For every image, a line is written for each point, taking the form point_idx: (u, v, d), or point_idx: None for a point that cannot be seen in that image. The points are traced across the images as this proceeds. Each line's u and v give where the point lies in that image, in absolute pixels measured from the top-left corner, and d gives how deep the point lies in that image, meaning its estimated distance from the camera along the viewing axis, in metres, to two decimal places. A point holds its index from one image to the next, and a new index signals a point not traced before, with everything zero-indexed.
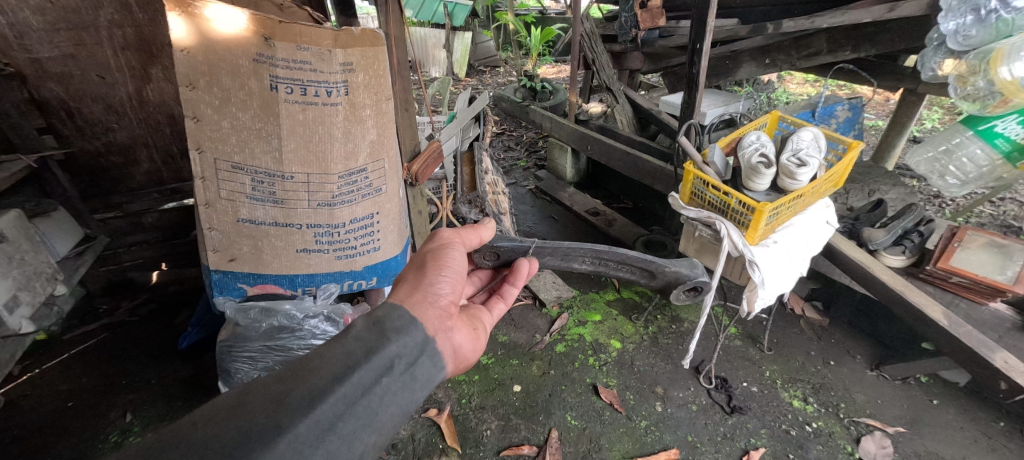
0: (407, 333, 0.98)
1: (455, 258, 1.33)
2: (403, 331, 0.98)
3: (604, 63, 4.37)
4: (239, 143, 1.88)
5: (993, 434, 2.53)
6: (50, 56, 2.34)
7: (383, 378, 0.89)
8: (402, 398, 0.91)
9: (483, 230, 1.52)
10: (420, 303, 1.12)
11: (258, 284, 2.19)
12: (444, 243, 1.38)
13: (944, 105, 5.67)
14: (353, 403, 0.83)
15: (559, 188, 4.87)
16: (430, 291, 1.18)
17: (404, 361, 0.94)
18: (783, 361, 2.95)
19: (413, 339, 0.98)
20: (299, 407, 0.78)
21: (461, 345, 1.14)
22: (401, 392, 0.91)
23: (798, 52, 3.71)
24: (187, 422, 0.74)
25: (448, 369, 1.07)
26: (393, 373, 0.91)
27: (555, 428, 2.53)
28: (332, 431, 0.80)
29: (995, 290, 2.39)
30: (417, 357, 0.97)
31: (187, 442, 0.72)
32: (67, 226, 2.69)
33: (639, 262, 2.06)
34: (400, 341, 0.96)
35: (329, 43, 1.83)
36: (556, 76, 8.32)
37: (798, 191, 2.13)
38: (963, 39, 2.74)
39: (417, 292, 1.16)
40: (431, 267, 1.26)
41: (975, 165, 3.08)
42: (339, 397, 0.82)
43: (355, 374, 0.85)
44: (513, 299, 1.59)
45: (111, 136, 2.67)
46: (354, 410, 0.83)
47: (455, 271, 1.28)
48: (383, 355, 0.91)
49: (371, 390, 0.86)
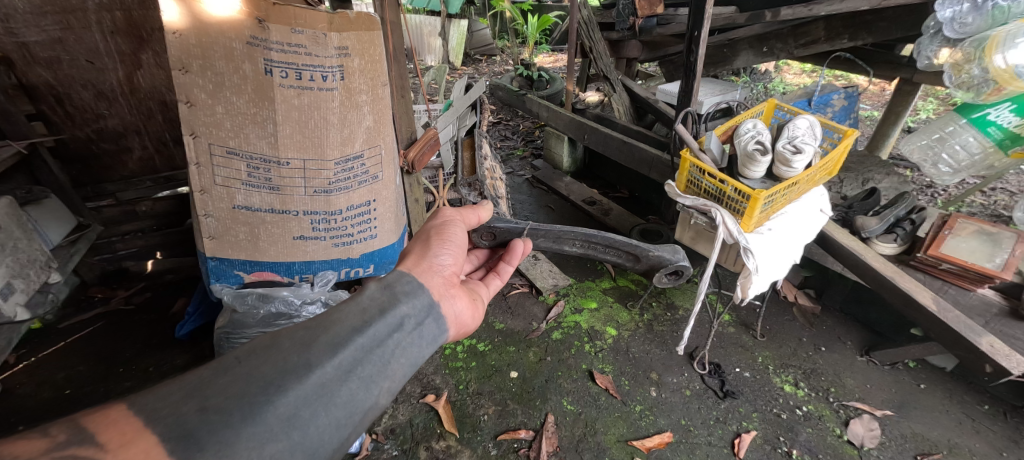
0: (416, 296, 1.02)
1: (457, 233, 1.34)
2: (412, 293, 1.02)
3: (602, 51, 4.34)
4: (234, 129, 1.86)
5: (977, 417, 2.59)
6: (37, 40, 2.29)
7: (395, 333, 0.93)
8: (412, 353, 0.96)
9: (481, 210, 1.52)
10: (425, 271, 1.14)
11: (255, 271, 2.19)
12: (447, 219, 1.38)
13: (939, 95, 5.70)
14: (369, 351, 0.88)
15: (555, 178, 4.87)
16: (435, 262, 1.20)
17: (414, 320, 0.98)
18: (776, 347, 3.00)
19: (420, 301, 1.02)
20: (324, 351, 0.83)
21: (462, 313, 1.15)
22: (411, 347, 0.95)
23: (796, 40, 3.71)
24: (228, 357, 0.78)
25: (451, 332, 1.10)
26: (403, 330, 0.95)
27: (551, 413, 2.56)
28: (353, 374, 0.84)
29: (983, 276, 2.43)
30: (425, 318, 1.01)
31: (231, 373, 0.76)
32: (61, 214, 2.62)
33: (623, 246, 2.14)
34: (410, 302, 1.00)
35: (324, 26, 1.81)
36: (553, 65, 8.26)
37: (793, 178, 2.15)
38: (959, 26, 2.77)
39: (422, 262, 1.18)
40: (434, 241, 1.27)
41: (968, 153, 3.11)
42: (357, 346, 0.86)
43: (370, 328, 0.90)
44: (508, 277, 1.57)
45: (102, 123, 2.64)
46: (370, 358, 0.87)
47: (457, 245, 1.29)
48: (394, 314, 0.95)
49: (385, 342, 0.90)
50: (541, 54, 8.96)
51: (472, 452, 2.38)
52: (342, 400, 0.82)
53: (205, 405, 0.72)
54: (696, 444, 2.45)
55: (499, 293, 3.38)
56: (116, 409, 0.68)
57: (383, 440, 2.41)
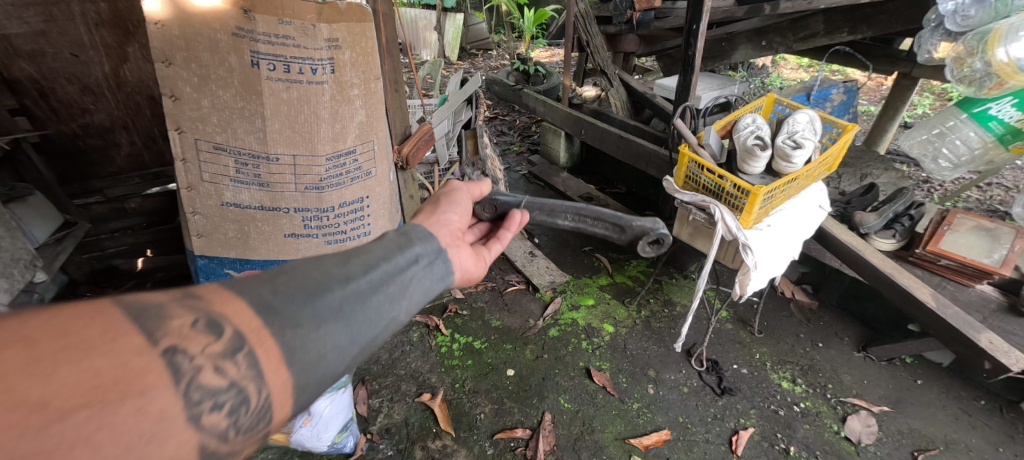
0: (426, 239, 1.05)
1: (462, 197, 1.34)
2: (422, 237, 1.04)
3: (599, 45, 4.30)
4: (220, 123, 1.82)
5: (973, 412, 2.60)
6: (19, 32, 2.21)
7: (409, 268, 0.97)
8: (424, 286, 0.99)
9: (484, 182, 1.50)
10: (434, 225, 1.16)
11: (246, 269, 2.15)
12: (453, 186, 1.37)
13: (936, 90, 5.69)
14: (386, 279, 0.91)
15: (552, 174, 4.83)
16: (442, 218, 1.21)
17: (426, 258, 1.01)
18: (773, 343, 2.98)
19: (431, 245, 1.04)
20: (345, 275, 0.86)
21: (468, 264, 1.16)
22: (424, 280, 0.99)
23: (794, 34, 3.68)
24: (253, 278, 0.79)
25: (457, 278, 1.11)
26: (416, 266, 0.98)
27: (548, 411, 2.54)
28: (373, 296, 0.87)
29: (982, 272, 2.42)
30: (435, 259, 1.03)
31: (256, 291, 0.78)
32: (45, 211, 2.56)
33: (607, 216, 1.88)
34: (421, 244, 1.02)
35: (313, 17, 1.77)
36: (550, 60, 8.20)
37: (793, 173, 2.12)
38: (961, 20, 2.70)
39: (430, 218, 1.19)
40: (442, 202, 1.28)
41: (968, 148, 3.10)
42: (376, 272, 0.90)
43: (387, 259, 0.94)
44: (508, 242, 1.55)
45: (89, 118, 2.58)
46: (387, 284, 0.91)
47: (463, 206, 1.30)
48: (408, 252, 0.99)
49: (401, 272, 0.94)
50: (537, 49, 8.87)
51: (469, 451, 2.35)
52: (364, 316, 0.85)
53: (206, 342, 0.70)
54: (693, 441, 2.43)
55: (495, 290, 3.35)
56: (102, 307, 0.66)
57: (378, 440, 2.38)
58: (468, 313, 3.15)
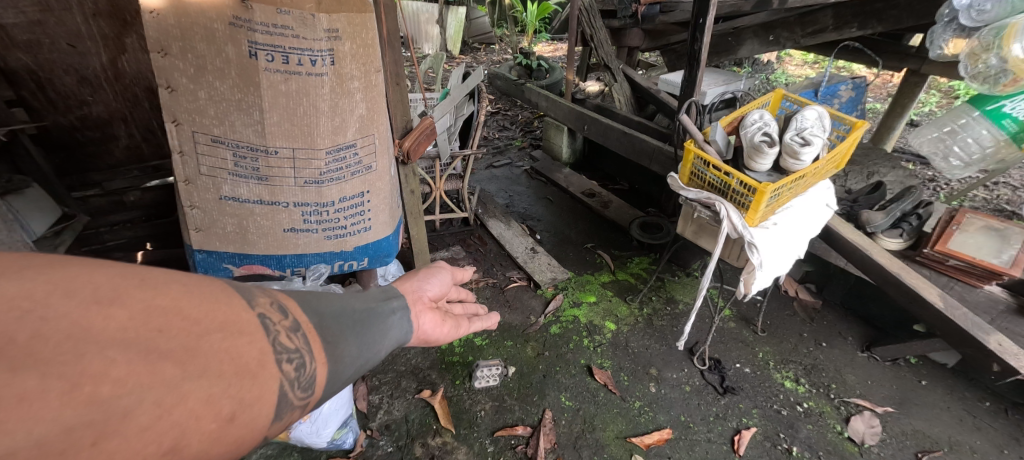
0: (396, 298, 1.15)
1: (444, 274, 1.44)
2: (393, 295, 1.16)
3: (603, 39, 4.26)
4: (218, 115, 1.79)
5: (978, 414, 2.57)
6: (16, 22, 2.19)
7: (384, 311, 1.07)
8: (399, 330, 1.08)
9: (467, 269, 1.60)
10: (406, 289, 1.26)
11: (244, 264, 2.13)
12: (438, 264, 1.48)
13: (942, 87, 5.63)
14: (365, 319, 1.01)
15: (554, 170, 4.80)
16: (417, 286, 1.32)
17: (399, 308, 1.13)
18: (776, 343, 2.96)
19: (399, 301, 1.15)
20: (331, 313, 0.95)
21: (428, 328, 1.22)
22: (398, 325, 1.08)
23: (803, 28, 3.63)
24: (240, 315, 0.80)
25: (414, 340, 1.16)
26: (391, 312, 1.09)
27: (549, 408, 2.52)
28: (353, 333, 0.96)
29: (991, 273, 2.39)
30: (403, 311, 1.13)
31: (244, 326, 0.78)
32: (43, 204, 2.55)
33: None
34: (392, 299, 1.13)
35: (312, 6, 1.74)
36: (553, 55, 8.14)
37: (801, 171, 2.09)
38: (977, 14, 2.67)
39: (406, 283, 1.30)
40: (422, 272, 1.39)
41: (980, 146, 3.06)
42: (356, 312, 1.00)
43: (364, 305, 1.05)
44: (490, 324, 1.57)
45: (86, 110, 2.57)
46: (367, 323, 1.00)
47: (441, 282, 1.40)
48: (384, 303, 1.10)
49: (378, 314, 1.05)
50: (539, 43, 8.79)
51: (469, 448, 2.33)
52: (350, 348, 0.94)
53: (160, 325, 0.68)
54: (695, 441, 2.41)
55: (496, 287, 3.33)
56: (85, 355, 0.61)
57: (378, 436, 2.36)
58: None
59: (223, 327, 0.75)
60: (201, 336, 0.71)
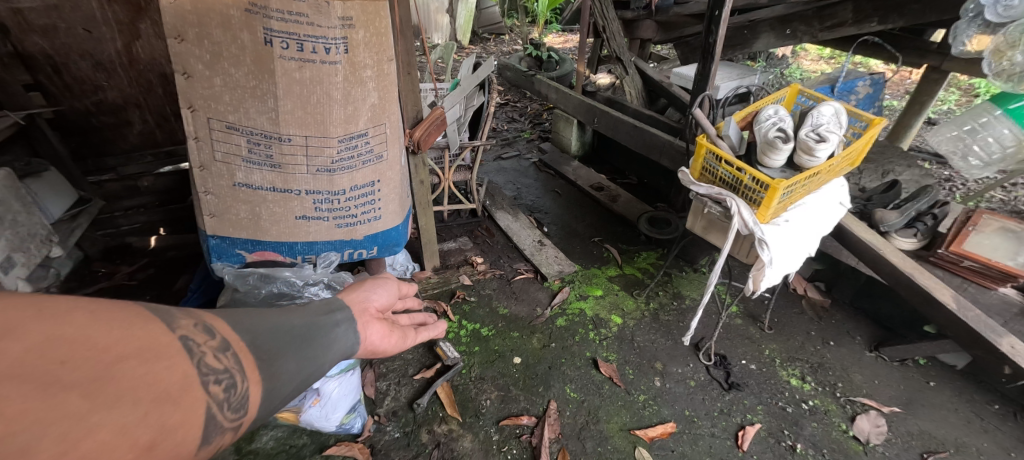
0: (335, 313, 1.19)
1: (390, 283, 1.50)
2: (332, 311, 1.19)
3: (615, 31, 4.20)
4: (233, 102, 1.82)
5: (986, 416, 2.55)
6: (32, 7, 2.26)
7: (315, 330, 1.09)
8: (338, 345, 1.13)
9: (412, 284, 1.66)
10: (355, 300, 1.32)
11: (257, 250, 2.17)
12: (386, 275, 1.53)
13: (962, 85, 5.52)
14: (300, 338, 1.04)
15: (563, 162, 4.78)
16: (364, 295, 1.36)
17: (338, 323, 1.17)
18: (783, 340, 2.95)
19: (342, 315, 1.20)
20: (263, 335, 0.97)
21: (375, 338, 1.27)
22: (333, 342, 1.11)
23: (821, 22, 3.57)
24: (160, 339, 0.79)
25: (359, 351, 1.21)
26: (325, 331, 1.11)
27: (554, 400, 2.54)
28: (286, 354, 0.98)
29: (1006, 275, 2.35)
30: (343, 324, 1.18)
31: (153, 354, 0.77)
32: (60, 187, 2.59)
33: None
34: (336, 315, 1.19)
35: None
36: (563, 46, 8.06)
37: (815, 168, 2.07)
38: (1003, 10, 2.62)
39: (354, 294, 1.35)
40: (369, 282, 1.44)
41: (1000, 146, 3.01)
42: (291, 329, 1.03)
43: (297, 324, 1.06)
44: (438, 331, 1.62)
45: (101, 95, 2.63)
46: (301, 343, 1.03)
47: (387, 290, 1.45)
48: (320, 321, 1.13)
49: (314, 333, 1.08)
50: (550, 34, 8.69)
51: (474, 436, 2.36)
52: (284, 368, 0.96)
53: (66, 357, 0.68)
54: (698, 435, 2.42)
55: (503, 278, 3.34)
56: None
57: (385, 422, 2.39)
58: (475, 300, 3.14)
59: (143, 353, 0.76)
60: (116, 363, 0.72)
